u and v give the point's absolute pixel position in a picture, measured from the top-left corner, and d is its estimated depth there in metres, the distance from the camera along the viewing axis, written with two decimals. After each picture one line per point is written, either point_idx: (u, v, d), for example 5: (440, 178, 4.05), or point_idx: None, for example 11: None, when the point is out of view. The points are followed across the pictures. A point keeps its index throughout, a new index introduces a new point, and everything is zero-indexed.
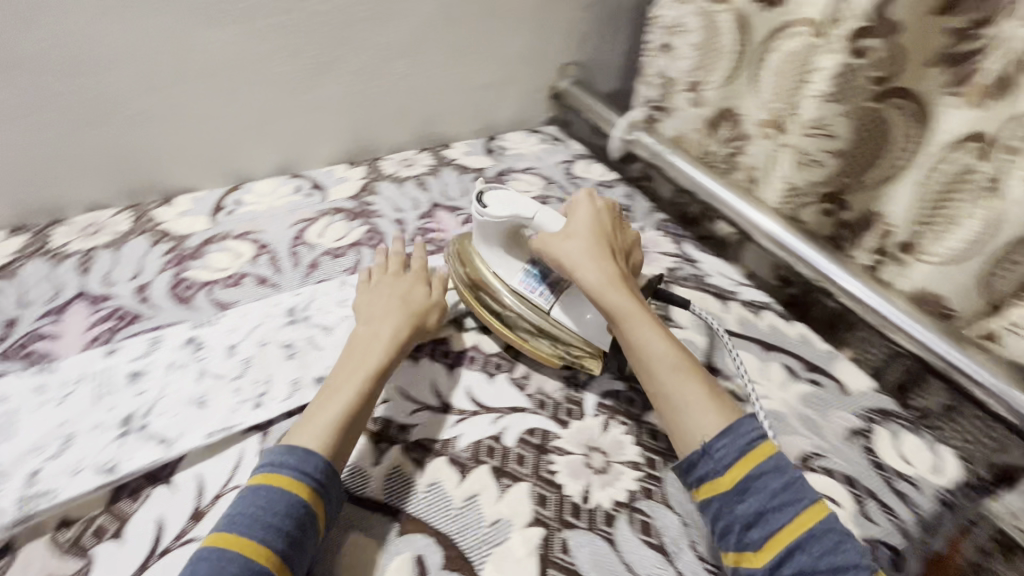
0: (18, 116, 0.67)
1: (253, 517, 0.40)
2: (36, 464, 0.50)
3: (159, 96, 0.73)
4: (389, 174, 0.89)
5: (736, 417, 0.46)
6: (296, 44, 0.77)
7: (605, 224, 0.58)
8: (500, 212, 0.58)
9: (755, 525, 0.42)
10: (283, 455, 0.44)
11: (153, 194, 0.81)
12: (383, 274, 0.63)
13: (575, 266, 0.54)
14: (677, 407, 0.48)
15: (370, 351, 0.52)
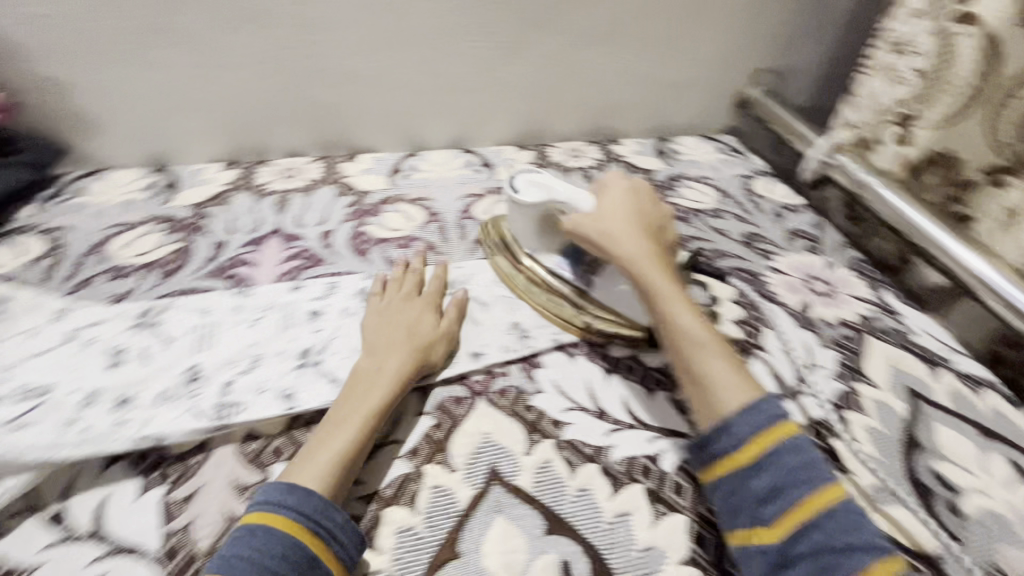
0: (249, 64, 0.75)
1: (248, 560, 0.37)
2: (229, 376, 0.54)
3: (367, 58, 0.78)
4: (556, 163, 0.88)
5: (758, 394, 0.45)
6: (497, 23, 0.78)
7: (641, 199, 0.57)
8: (531, 197, 0.57)
9: (771, 500, 0.40)
10: (282, 494, 0.40)
11: (342, 149, 0.87)
12: (394, 297, 0.59)
13: (607, 239, 0.53)
14: (705, 381, 0.47)
15: (374, 385, 0.49)
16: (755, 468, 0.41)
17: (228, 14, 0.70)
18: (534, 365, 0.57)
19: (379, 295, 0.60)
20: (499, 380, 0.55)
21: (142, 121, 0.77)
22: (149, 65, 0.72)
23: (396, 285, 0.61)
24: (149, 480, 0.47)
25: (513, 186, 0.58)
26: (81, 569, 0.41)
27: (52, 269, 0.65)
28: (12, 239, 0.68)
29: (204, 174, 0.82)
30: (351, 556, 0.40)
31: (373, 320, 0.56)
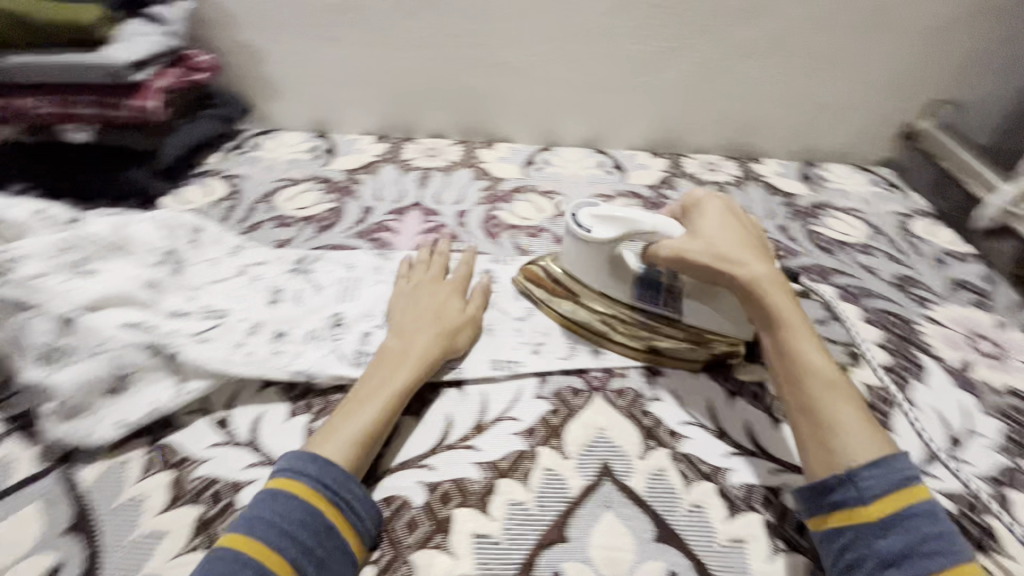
0: (416, 46, 0.80)
1: (270, 520, 0.38)
2: (367, 327, 0.58)
3: (522, 51, 0.80)
4: (691, 174, 0.85)
5: (888, 447, 0.40)
6: (657, 26, 0.77)
7: (748, 220, 0.51)
8: (605, 231, 0.52)
9: (900, 564, 0.35)
10: (304, 462, 0.42)
11: (480, 135, 0.91)
12: (421, 280, 0.60)
13: (730, 258, 0.47)
14: (824, 425, 0.41)
15: (400, 364, 0.50)
16: (883, 527, 0.37)
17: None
18: (653, 373, 0.56)
19: (405, 277, 0.61)
20: (617, 381, 0.55)
21: (314, 89, 0.86)
22: (331, 40, 0.80)
23: (422, 269, 0.62)
24: (297, 407, 0.52)
25: (579, 223, 0.53)
26: (240, 472, 0.46)
27: (231, 211, 0.73)
28: (200, 180, 0.78)
29: (358, 144, 0.89)
30: (365, 528, 0.41)
31: (401, 301, 0.57)
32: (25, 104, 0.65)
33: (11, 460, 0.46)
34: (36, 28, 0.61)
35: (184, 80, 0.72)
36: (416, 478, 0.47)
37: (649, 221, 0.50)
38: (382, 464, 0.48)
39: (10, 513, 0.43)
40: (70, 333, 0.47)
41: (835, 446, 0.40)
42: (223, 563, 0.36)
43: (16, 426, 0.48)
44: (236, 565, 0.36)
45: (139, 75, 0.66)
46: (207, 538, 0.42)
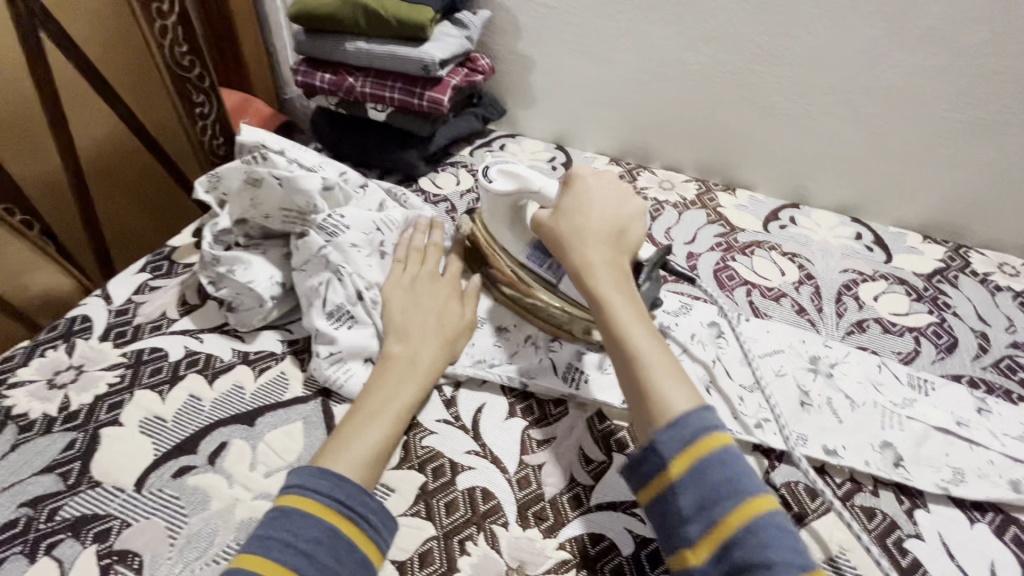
0: (683, 77, 0.78)
1: (283, 542, 0.36)
2: (581, 347, 0.56)
3: (798, 98, 0.74)
4: (979, 272, 0.71)
5: (685, 408, 0.38)
6: (984, 94, 0.65)
7: (600, 190, 0.51)
8: (504, 183, 0.54)
9: (695, 518, 0.35)
10: (314, 477, 0.39)
11: (720, 178, 0.85)
12: (417, 274, 0.56)
13: (563, 240, 0.49)
14: (635, 398, 0.41)
15: (410, 377, 0.48)
16: (679, 486, 0.36)
17: (691, 30, 0.74)
18: (912, 503, 0.48)
19: (401, 265, 0.57)
20: (865, 496, 0.48)
21: (567, 103, 0.89)
22: (599, 60, 0.82)
23: (415, 259, 0.57)
24: (516, 408, 0.52)
25: (486, 174, 0.55)
26: (460, 455, 0.48)
27: (474, 203, 0.78)
28: (452, 169, 0.84)
29: (593, 162, 0.90)
30: (386, 542, 0.39)
31: (398, 298, 0.53)
32: (349, 82, 0.78)
33: (285, 378, 0.53)
34: (381, 20, 0.72)
35: (469, 80, 0.79)
36: (625, 524, 0.44)
37: (542, 183, 0.53)
38: (593, 496, 0.46)
39: (280, 425, 0.49)
40: (359, 300, 0.54)
41: (646, 412, 0.40)
42: None
43: (292, 350, 0.55)
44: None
45: (443, 71, 0.74)
46: (425, 508, 0.45)
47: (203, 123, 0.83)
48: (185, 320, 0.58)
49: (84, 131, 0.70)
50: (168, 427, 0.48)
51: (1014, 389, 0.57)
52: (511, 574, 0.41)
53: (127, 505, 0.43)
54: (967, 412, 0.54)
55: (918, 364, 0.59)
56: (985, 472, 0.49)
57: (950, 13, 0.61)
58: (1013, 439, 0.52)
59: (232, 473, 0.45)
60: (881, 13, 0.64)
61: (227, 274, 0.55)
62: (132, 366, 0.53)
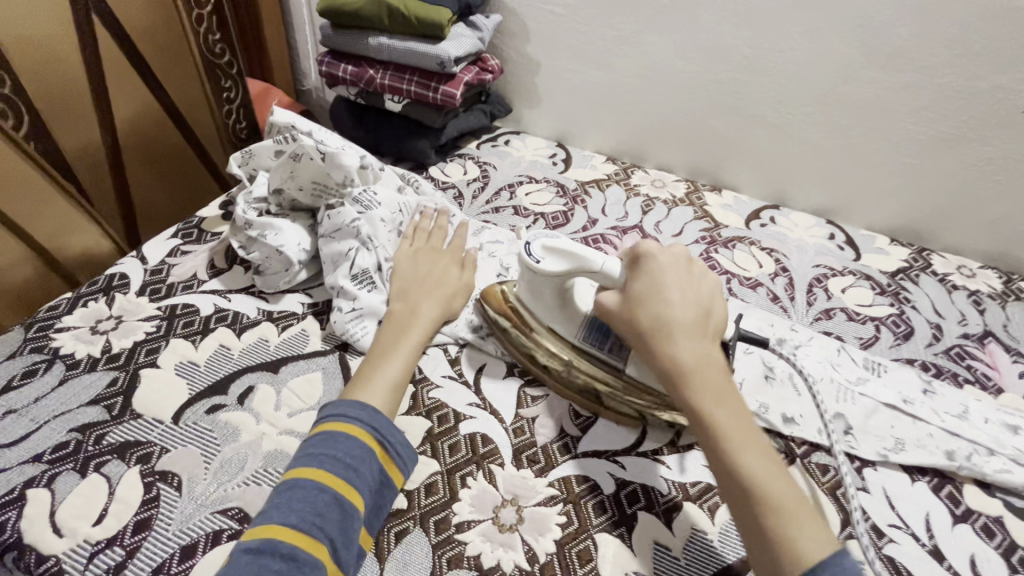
0: (676, 84, 0.85)
1: (332, 457, 0.42)
2: None
3: (780, 107, 0.81)
4: (938, 272, 0.77)
5: (820, 555, 0.36)
6: (944, 110, 0.72)
7: (673, 268, 0.48)
8: (556, 263, 0.51)
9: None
10: (354, 408, 0.45)
11: (708, 179, 0.92)
12: (422, 246, 0.62)
13: (653, 339, 0.45)
14: (754, 532, 0.38)
15: (412, 325, 0.54)
16: None
17: (685, 40, 0.81)
18: (862, 462, 0.54)
19: (409, 239, 0.63)
20: (821, 456, 0.55)
21: (569, 103, 0.95)
22: (600, 65, 0.89)
23: (422, 237, 0.63)
24: (513, 369, 0.58)
25: (530, 253, 0.53)
26: (463, 407, 0.54)
27: (479, 191, 0.85)
28: (460, 160, 0.91)
29: (591, 160, 0.96)
30: (407, 466, 0.46)
31: (403, 265, 0.59)
32: (371, 74, 0.84)
33: (306, 334, 0.58)
34: (402, 18, 0.78)
35: (480, 77, 0.85)
36: (608, 469, 0.50)
37: (600, 260, 0.50)
38: (580, 445, 0.52)
39: (302, 373, 0.54)
40: (380, 268, 0.60)
41: (772, 551, 0.37)
42: (301, 492, 0.40)
43: (313, 311, 0.61)
44: (316, 491, 0.40)
45: (457, 68, 0.80)
46: (431, 448, 0.51)
47: (229, 107, 0.90)
48: (215, 281, 0.63)
49: (124, 109, 0.75)
50: (200, 370, 0.54)
51: (961, 373, 0.64)
52: (506, 504, 0.47)
53: (166, 435, 0.49)
54: (914, 392, 0.60)
55: (876, 348, 0.66)
56: (925, 442, 0.55)
57: (914, 35, 0.69)
58: (953, 416, 0.57)
59: (259, 412, 0.51)
60: (855, 33, 0.71)
61: (259, 238, 0.61)
62: (167, 317, 0.58)
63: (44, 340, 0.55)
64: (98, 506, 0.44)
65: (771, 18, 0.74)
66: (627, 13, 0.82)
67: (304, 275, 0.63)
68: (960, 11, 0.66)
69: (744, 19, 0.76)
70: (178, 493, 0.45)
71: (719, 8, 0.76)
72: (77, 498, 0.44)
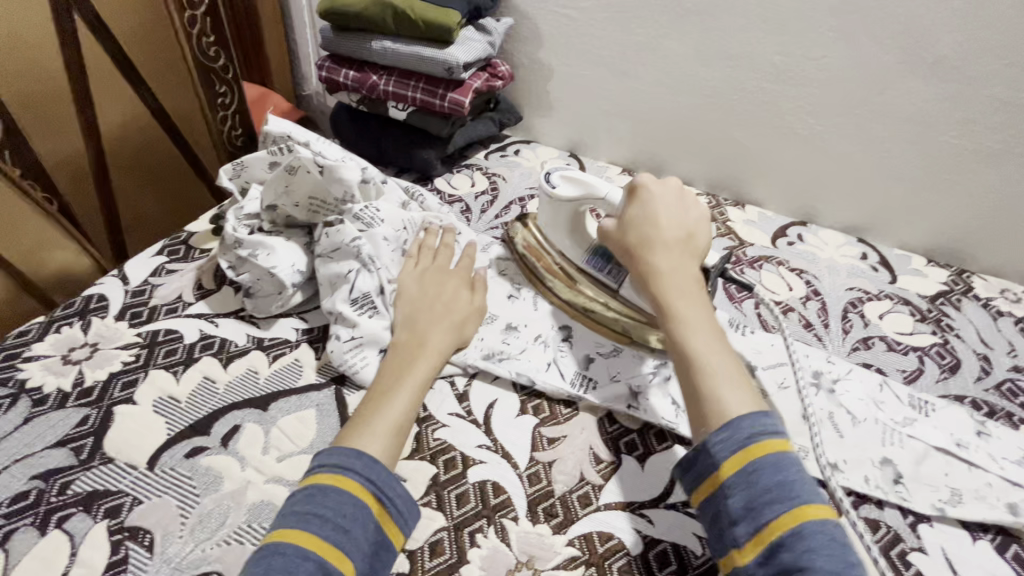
0: (698, 93, 0.80)
1: (319, 514, 0.37)
2: (590, 351, 0.57)
3: (809, 118, 0.75)
4: (982, 297, 0.72)
5: (747, 414, 0.39)
6: (991, 124, 0.66)
7: (665, 193, 0.51)
8: (568, 189, 0.56)
9: (743, 519, 0.36)
10: (348, 457, 0.40)
11: (729, 193, 0.87)
12: (428, 267, 0.57)
13: (633, 249, 0.50)
14: (694, 399, 0.41)
15: (418, 358, 0.49)
16: (729, 486, 0.37)
17: (709, 47, 0.76)
18: (915, 517, 0.49)
19: (414, 259, 0.58)
20: (869, 508, 0.49)
21: (583, 112, 0.90)
22: (617, 72, 0.84)
23: (428, 257, 0.58)
24: (527, 406, 0.52)
25: (549, 180, 0.58)
26: (472, 449, 0.49)
27: (488, 205, 0.80)
28: (468, 171, 0.86)
29: (606, 172, 0.91)
30: (406, 523, 0.40)
31: (407, 287, 0.54)
32: (373, 80, 0.79)
33: (300, 365, 0.53)
34: (407, 21, 0.73)
35: (489, 84, 0.80)
36: (634, 525, 0.44)
37: (606, 190, 0.54)
38: (602, 496, 0.46)
39: (294, 411, 0.49)
40: (383, 292, 0.55)
41: (702, 414, 0.40)
42: (282, 558, 0.35)
43: (307, 338, 0.56)
44: (299, 558, 0.35)
45: (466, 74, 0.76)
46: (436, 499, 0.45)
47: (223, 114, 0.85)
48: (201, 304, 0.58)
49: (109, 114, 0.71)
50: (181, 407, 0.48)
51: (1016, 412, 0.58)
52: (520, 568, 0.42)
53: (138, 483, 0.43)
54: (967, 434, 0.54)
55: (921, 383, 0.60)
56: (983, 494, 0.49)
57: (961, 43, 0.63)
58: (1012, 463, 0.52)
59: (245, 456, 0.45)
60: (895, 40, 0.66)
61: (249, 257, 0.56)
62: (147, 345, 0.53)
63: (11, 371, 0.50)
64: (57, 571, 0.38)
65: (803, 23, 0.69)
66: (646, 18, 0.77)
67: (300, 298, 0.57)
68: (1012, 17, 0.60)
69: (772, 25, 0.71)
70: (149, 554, 0.40)
71: (747, 13, 0.71)
72: (34, 561, 0.39)
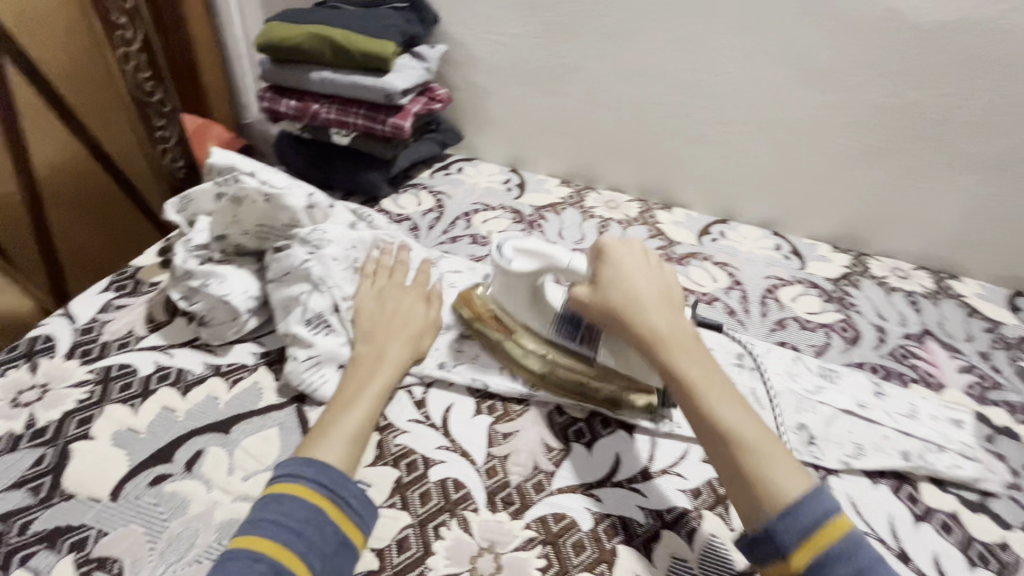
0: (622, 108, 0.87)
1: (274, 521, 0.40)
2: None
3: (720, 124, 0.84)
4: (878, 277, 0.81)
5: (803, 484, 0.40)
6: (872, 124, 0.76)
7: (632, 252, 0.50)
8: (525, 263, 0.53)
9: None
10: (301, 466, 0.43)
11: (658, 198, 0.94)
12: (384, 284, 0.60)
13: (621, 314, 0.47)
14: (745, 480, 0.41)
15: (378, 370, 0.52)
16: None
17: (627, 66, 0.83)
18: (826, 471, 0.56)
19: (370, 278, 0.60)
20: None
21: (520, 130, 0.96)
22: (547, 90, 0.90)
23: (384, 272, 0.61)
24: (482, 407, 0.56)
25: (502, 253, 0.54)
26: (431, 451, 0.52)
27: (435, 222, 0.83)
28: (414, 191, 0.89)
29: (545, 184, 0.97)
30: (365, 522, 0.43)
31: (365, 303, 0.57)
32: (315, 109, 0.82)
33: (259, 388, 0.55)
34: (345, 52, 0.77)
35: (428, 107, 0.84)
36: (585, 504, 0.49)
37: (567, 258, 0.52)
38: (554, 481, 0.51)
39: (256, 431, 0.51)
40: (336, 310, 0.58)
41: (758, 499, 0.40)
42: (234, 563, 0.38)
43: (264, 360, 0.57)
44: (252, 562, 0.38)
45: (404, 99, 0.80)
46: (401, 500, 0.48)
47: (163, 147, 0.87)
48: (153, 336, 0.59)
49: (39, 154, 0.71)
50: (141, 438, 0.49)
51: (907, 372, 0.67)
52: (483, 553, 0.45)
53: (102, 515, 0.44)
54: (867, 396, 0.62)
55: (829, 355, 0.68)
56: (882, 446, 0.57)
57: (838, 57, 0.73)
58: (904, 417, 0.60)
59: (211, 478, 0.47)
60: (783, 56, 0.75)
61: (201, 288, 0.57)
62: (101, 382, 0.54)
63: None
64: None
65: (706, 43, 0.78)
66: (570, 41, 0.84)
67: (254, 323, 0.59)
68: (876, 34, 0.70)
69: (681, 45, 0.79)
70: None
71: (658, 35, 0.79)
72: None
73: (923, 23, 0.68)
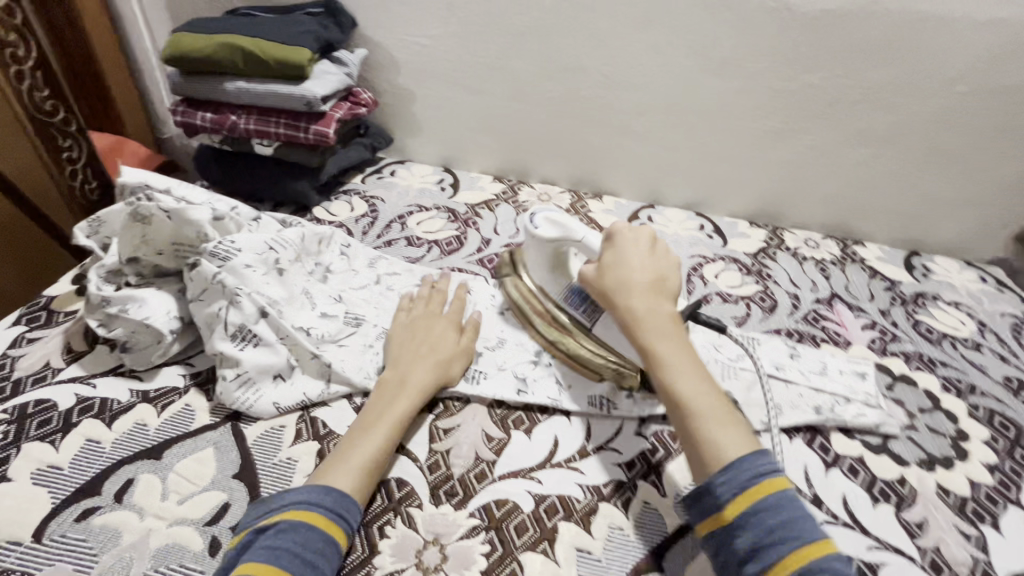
0: (546, 103, 0.90)
1: (287, 549, 0.40)
2: (478, 347, 0.63)
3: (639, 115, 0.87)
4: (791, 248, 0.87)
5: (749, 449, 0.43)
6: (775, 107, 0.82)
7: (635, 246, 0.54)
8: (550, 230, 0.59)
9: (750, 559, 0.39)
10: (319, 494, 0.44)
11: (589, 188, 0.98)
12: (418, 313, 0.61)
13: (608, 296, 0.52)
14: (694, 441, 0.44)
15: (401, 395, 0.53)
16: (736, 527, 0.40)
17: (546, 62, 0.85)
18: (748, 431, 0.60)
19: (405, 309, 0.62)
20: None
21: (449, 130, 0.96)
22: (472, 89, 0.91)
23: (422, 302, 0.63)
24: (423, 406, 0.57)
25: (532, 221, 0.61)
26: None
27: (369, 227, 0.83)
28: (346, 197, 0.89)
29: (479, 181, 0.98)
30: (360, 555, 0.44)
31: (399, 333, 0.59)
32: (233, 120, 0.80)
33: (191, 409, 0.54)
34: (259, 61, 0.75)
35: (353, 112, 0.84)
36: (526, 487, 0.51)
37: (584, 234, 0.58)
38: (496, 469, 0.52)
39: (189, 454, 0.50)
40: (260, 320, 0.55)
41: (702, 460, 0.43)
42: None
43: (195, 382, 0.56)
44: None
45: (326, 106, 0.79)
46: None
47: (72, 168, 0.83)
48: (72, 367, 0.56)
49: None
50: (64, 474, 0.48)
51: (818, 334, 0.73)
52: (428, 546, 0.46)
53: (25, 557, 0.42)
54: (783, 359, 0.67)
55: (749, 324, 0.73)
56: (797, 403, 0.62)
57: (738, 46, 0.78)
58: (816, 374, 0.66)
59: (143, 506, 0.46)
60: (689, 47, 0.79)
61: (119, 313, 0.55)
62: (16, 420, 0.51)
63: None
64: None
65: (618, 37, 0.81)
66: (489, 40, 0.85)
67: (179, 346, 0.58)
68: (769, 23, 0.75)
69: (594, 40, 0.82)
70: None
71: (572, 31, 0.82)
72: None
73: (809, 12, 0.74)
